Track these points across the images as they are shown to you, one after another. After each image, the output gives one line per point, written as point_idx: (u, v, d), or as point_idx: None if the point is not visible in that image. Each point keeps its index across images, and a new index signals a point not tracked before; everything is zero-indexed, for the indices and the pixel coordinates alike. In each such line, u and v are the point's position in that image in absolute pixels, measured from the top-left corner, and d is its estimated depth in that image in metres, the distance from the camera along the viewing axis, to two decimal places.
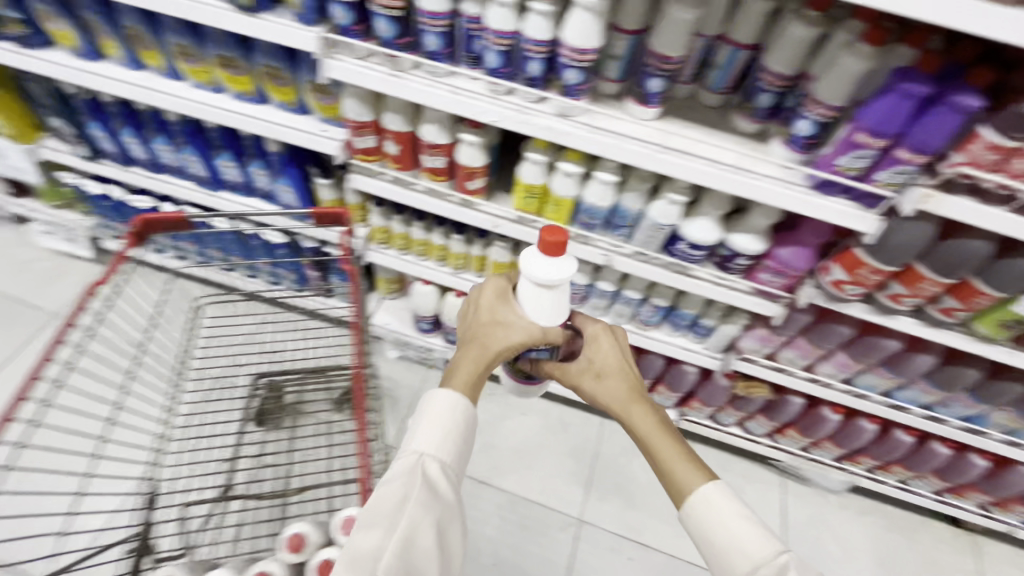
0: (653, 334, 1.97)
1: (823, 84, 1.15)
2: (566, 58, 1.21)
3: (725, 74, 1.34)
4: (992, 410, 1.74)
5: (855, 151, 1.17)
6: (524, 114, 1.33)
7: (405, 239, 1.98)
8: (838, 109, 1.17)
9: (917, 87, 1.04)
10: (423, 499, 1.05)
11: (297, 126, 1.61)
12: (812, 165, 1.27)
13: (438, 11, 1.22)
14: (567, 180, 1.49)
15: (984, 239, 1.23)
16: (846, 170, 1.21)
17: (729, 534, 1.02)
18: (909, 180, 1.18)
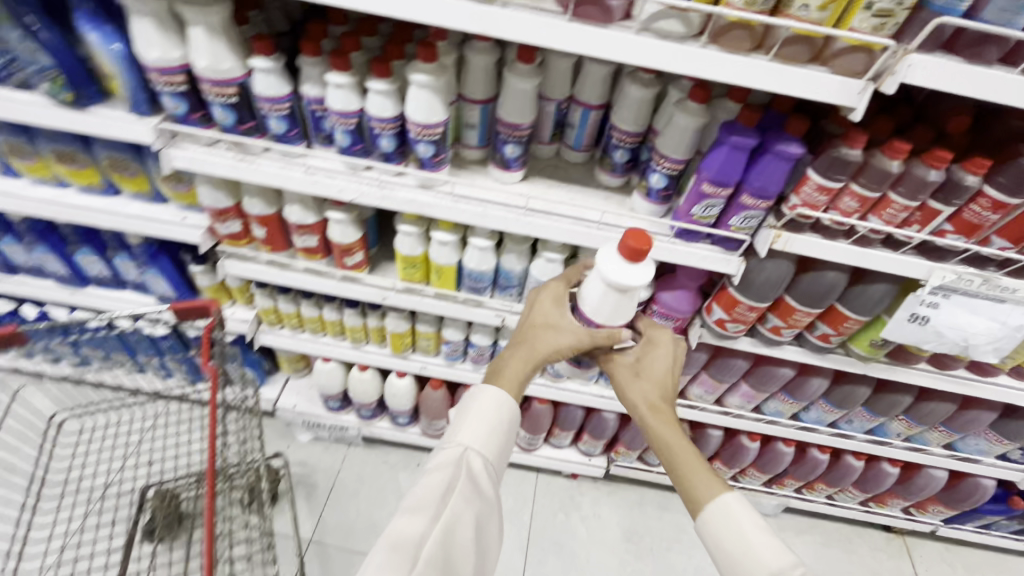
0: (566, 386, 1.94)
1: (664, 141, 1.19)
2: (414, 132, 1.18)
3: (581, 133, 1.38)
4: (890, 420, 1.79)
5: (704, 201, 1.21)
6: (385, 188, 1.29)
7: (298, 318, 1.88)
8: (683, 163, 1.21)
9: (744, 141, 1.09)
10: (465, 492, 1.11)
11: (148, 218, 1.50)
12: (672, 214, 1.30)
13: (277, 95, 1.18)
14: (444, 248, 1.45)
15: (837, 269, 1.28)
16: (702, 218, 1.25)
17: (742, 543, 1.00)
18: (757, 222, 1.23)
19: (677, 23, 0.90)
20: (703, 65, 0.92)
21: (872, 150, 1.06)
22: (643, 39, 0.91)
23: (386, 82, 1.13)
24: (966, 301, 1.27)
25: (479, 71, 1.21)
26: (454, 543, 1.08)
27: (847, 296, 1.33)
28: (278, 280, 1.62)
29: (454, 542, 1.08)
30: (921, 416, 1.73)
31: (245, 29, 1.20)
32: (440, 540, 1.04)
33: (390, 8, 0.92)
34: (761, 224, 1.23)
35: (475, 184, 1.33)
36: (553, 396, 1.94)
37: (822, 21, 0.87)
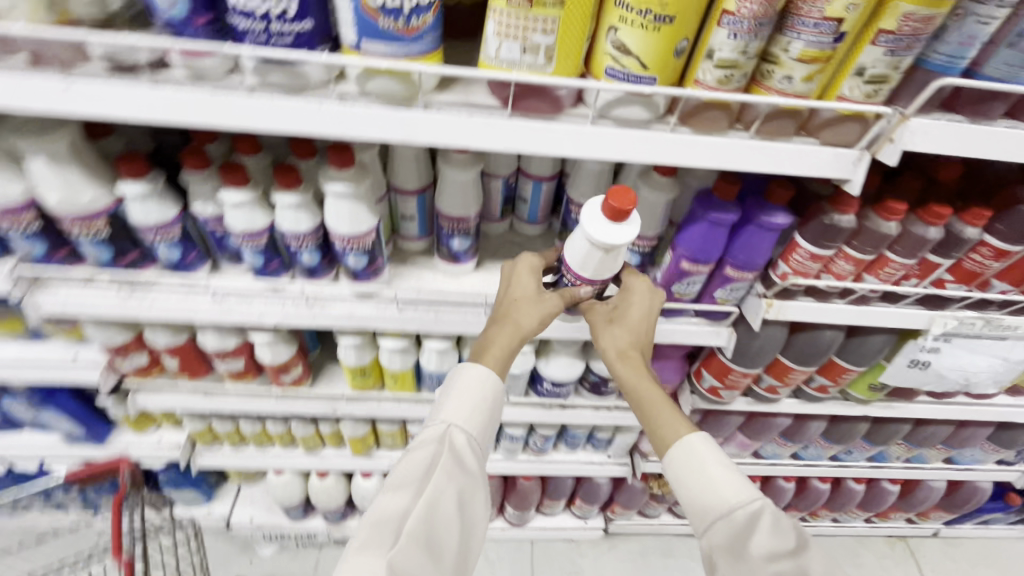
0: (552, 459, 1.77)
1: None
2: (341, 244, 0.99)
3: (534, 207, 1.22)
4: (891, 446, 1.71)
5: (685, 278, 1.06)
6: (315, 305, 1.09)
7: (239, 434, 1.63)
8: (655, 238, 1.06)
9: (724, 215, 0.95)
10: (444, 473, 0.97)
11: (29, 364, 1.23)
12: (648, 290, 1.16)
13: (161, 220, 0.95)
14: (395, 353, 1.25)
15: (833, 327, 1.17)
16: (683, 295, 1.10)
17: (705, 484, 0.98)
18: (745, 292, 1.09)
19: (641, 108, 0.74)
20: (676, 152, 0.78)
21: (865, 211, 0.94)
22: (603, 130, 0.75)
23: (296, 194, 0.93)
24: (967, 342, 1.18)
25: (407, 161, 1.02)
26: (440, 530, 0.95)
27: (844, 350, 1.22)
28: (205, 407, 1.38)
29: (440, 531, 0.95)
30: (922, 440, 1.66)
31: (109, 143, 0.96)
32: (422, 522, 0.93)
33: (284, 123, 0.73)
34: (748, 293, 1.10)
35: (421, 283, 1.14)
36: (539, 472, 1.76)
37: (809, 92, 0.73)
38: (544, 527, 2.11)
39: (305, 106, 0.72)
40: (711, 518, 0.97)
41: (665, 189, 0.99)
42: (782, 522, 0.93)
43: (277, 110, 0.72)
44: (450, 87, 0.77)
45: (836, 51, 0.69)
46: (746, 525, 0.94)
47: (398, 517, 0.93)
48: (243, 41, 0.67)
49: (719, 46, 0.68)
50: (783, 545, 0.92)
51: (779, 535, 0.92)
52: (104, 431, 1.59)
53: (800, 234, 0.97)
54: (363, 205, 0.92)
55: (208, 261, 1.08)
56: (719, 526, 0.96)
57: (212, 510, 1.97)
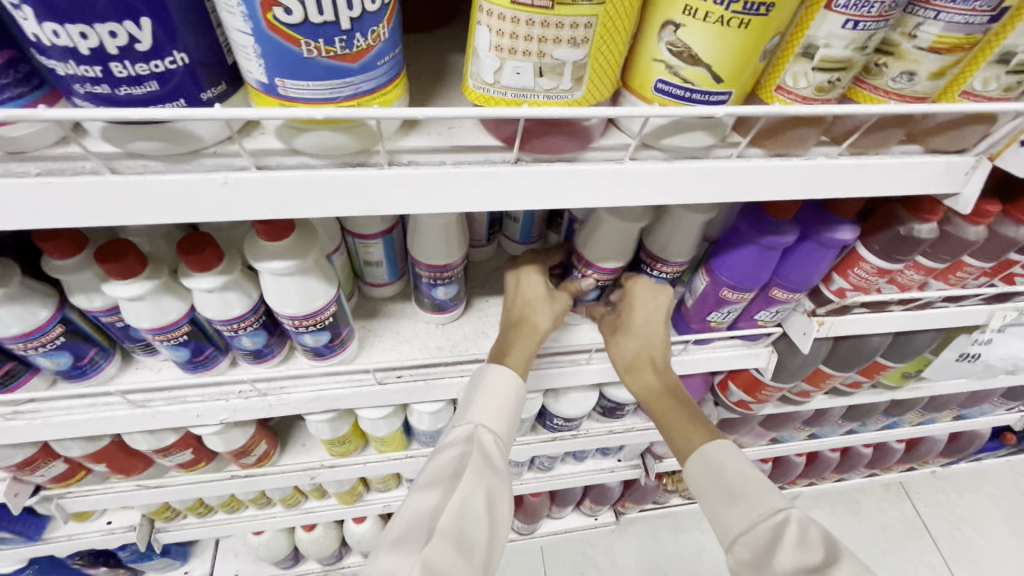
0: (560, 474, 1.63)
1: (657, 241, 0.84)
2: (291, 323, 0.74)
3: (527, 226, 0.99)
4: (907, 415, 1.66)
5: (724, 307, 0.88)
6: (270, 391, 0.85)
7: (203, 504, 1.41)
8: (685, 261, 0.87)
9: (779, 237, 0.75)
10: (478, 470, 0.74)
11: None
12: (675, 315, 0.97)
13: (29, 329, 0.68)
14: (378, 419, 1.04)
15: (882, 332, 1.02)
16: (719, 321, 0.93)
17: (723, 486, 0.76)
18: (789, 312, 0.92)
19: (704, 134, 0.52)
20: (747, 185, 0.56)
21: (947, 214, 0.76)
22: (650, 169, 0.53)
23: (217, 275, 0.67)
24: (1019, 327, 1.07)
25: None
26: (471, 550, 0.69)
27: (888, 351, 1.09)
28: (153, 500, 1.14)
29: (469, 550, 0.69)
30: (939, 407, 1.60)
31: None
32: (451, 525, 0.69)
33: (177, 208, 0.47)
34: (792, 311, 0.93)
35: (401, 342, 0.91)
36: (548, 490, 1.63)
37: (932, 92, 0.52)
38: (553, 528, 2.02)
39: (206, 181, 0.46)
40: (731, 532, 0.75)
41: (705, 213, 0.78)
42: (813, 531, 0.70)
43: (162, 192, 0.46)
44: (423, 122, 0.53)
45: (983, 34, 0.48)
46: (773, 539, 0.71)
47: (419, 529, 0.68)
48: (76, 94, 0.40)
49: (825, 40, 0.46)
50: (817, 566, 0.67)
51: (812, 548, 0.68)
52: (35, 525, 1.29)
53: (867, 246, 0.79)
54: (315, 277, 0.68)
55: (116, 355, 0.81)
56: (739, 541, 0.74)
57: (190, 571, 1.76)
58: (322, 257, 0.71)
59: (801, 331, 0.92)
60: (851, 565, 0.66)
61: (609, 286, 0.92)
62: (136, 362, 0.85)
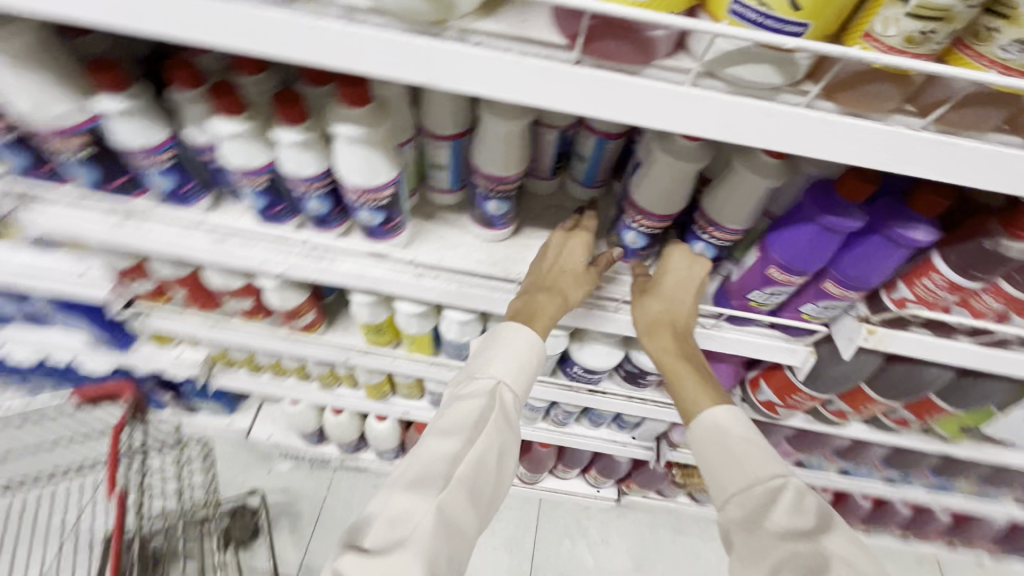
0: (571, 432, 1.67)
1: (718, 202, 0.81)
2: (354, 198, 0.82)
3: (593, 168, 0.99)
4: (961, 481, 1.51)
5: (769, 288, 0.85)
6: (324, 259, 0.94)
7: (254, 362, 1.61)
8: (740, 231, 0.84)
9: (843, 221, 0.71)
10: (497, 428, 0.80)
11: (36, 276, 1.14)
12: (717, 288, 0.95)
13: (149, 145, 0.80)
14: (412, 315, 1.12)
15: (942, 365, 0.94)
16: (761, 303, 0.90)
17: (728, 452, 0.79)
18: (840, 312, 0.87)
19: (773, 70, 0.51)
20: (809, 139, 0.54)
21: None
22: (706, 93, 0.53)
23: (301, 131, 0.75)
24: None
25: (443, 95, 0.81)
26: (481, 492, 0.78)
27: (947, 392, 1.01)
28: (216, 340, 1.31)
29: (480, 489, 0.78)
30: (1001, 481, 1.45)
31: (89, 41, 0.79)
32: (466, 475, 0.76)
33: (274, 43, 0.54)
34: (844, 313, 0.88)
35: (446, 248, 0.97)
36: (556, 443, 1.67)
37: None
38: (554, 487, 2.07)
39: (300, 21, 0.52)
40: (725, 490, 0.78)
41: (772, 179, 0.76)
42: (811, 500, 0.73)
43: (264, 23, 0.52)
44: (500, 11, 0.56)
45: None
46: (770, 501, 0.74)
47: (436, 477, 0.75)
48: None
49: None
50: (808, 529, 0.71)
51: (806, 512, 0.72)
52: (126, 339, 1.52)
53: (943, 255, 0.73)
54: (381, 151, 0.74)
55: (209, 193, 0.94)
56: (732, 501, 0.77)
57: (233, 422, 2.00)
58: (391, 138, 0.77)
59: (846, 335, 0.87)
60: (841, 536, 0.71)
61: (657, 238, 0.91)
62: (224, 205, 0.97)
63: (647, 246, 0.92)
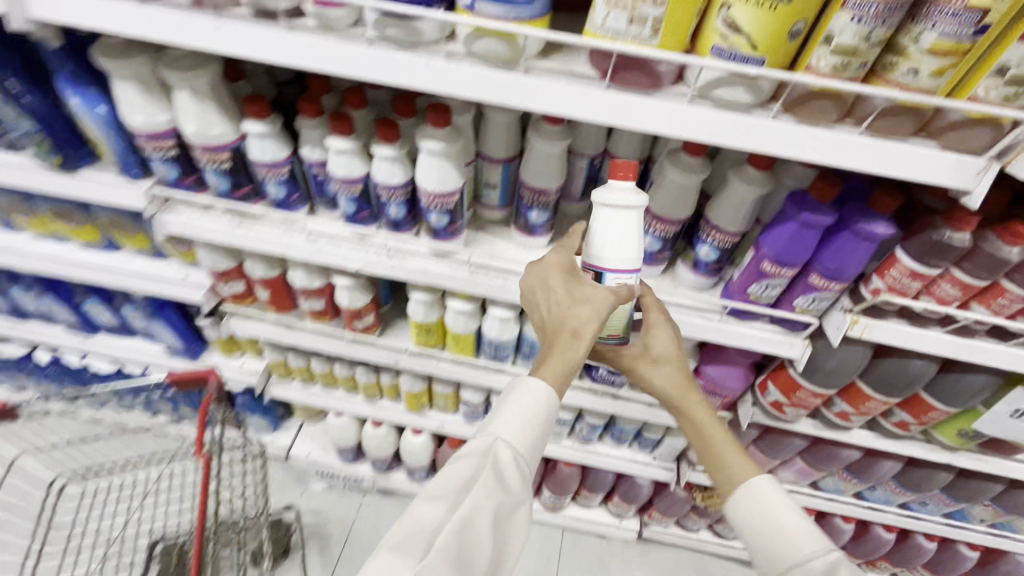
0: (590, 451, 0.96)
1: (136, 117, 0.52)
2: (208, 162, 0.56)
3: (187, 169, 0.58)
4: (923, 515, 0.87)
5: (389, 191, 0.56)
6: (204, 228, 0.62)
7: (343, 380, 0.94)
8: (285, 146, 0.56)
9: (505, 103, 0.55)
10: (485, 494, 0.46)
11: (142, 281, 0.75)
12: (364, 220, 0.61)
13: (148, 132, 0.53)
14: (427, 315, 0.71)
15: (867, 244, 0.49)
16: (395, 204, 0.57)
17: (770, 529, 0.48)
18: (460, 221, 0.58)
19: None
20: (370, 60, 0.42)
21: (935, 240, 0.46)
22: (204, 21, 0.42)
23: (26, 153, 0.63)
24: None
25: (82, 122, 0.56)
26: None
27: (932, 390, 0.61)
28: (234, 358, 0.96)
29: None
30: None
31: (34, 195, 0.72)
32: (453, 543, 0.44)
33: (315, 62, 0.42)
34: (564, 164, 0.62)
35: (200, 211, 0.63)
36: (577, 454, 0.96)
37: None
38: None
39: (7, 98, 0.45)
40: (770, 566, 0.47)
41: (241, 121, 0.54)
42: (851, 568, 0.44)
43: None
44: None
45: None
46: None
47: (429, 526, 0.45)
48: (106, 55, 0.49)
49: None
50: None
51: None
52: (180, 322, 0.89)
53: (900, 246, 0.49)
54: (144, 62, 0.50)
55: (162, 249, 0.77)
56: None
57: None
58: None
59: (831, 324, 0.56)
60: None
61: (237, 173, 0.58)
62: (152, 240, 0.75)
63: (192, 176, 0.59)
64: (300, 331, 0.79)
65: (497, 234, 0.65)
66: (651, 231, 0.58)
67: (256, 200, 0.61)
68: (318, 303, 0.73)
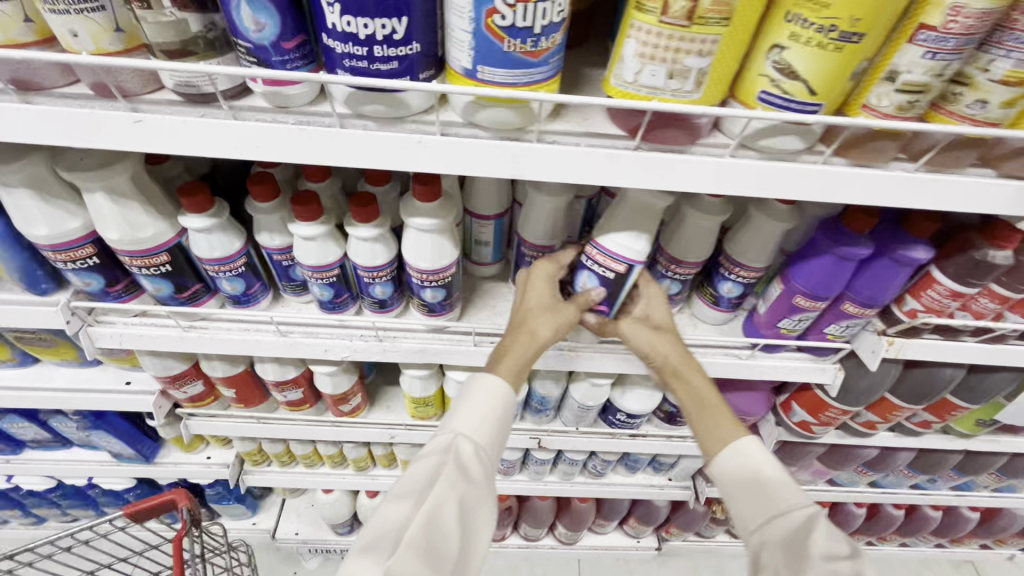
0: (604, 484, 0.92)
1: (38, 230, 0.41)
2: (141, 269, 0.45)
3: (115, 277, 0.47)
4: (934, 493, 0.89)
5: (371, 272, 0.48)
6: (149, 339, 0.51)
7: (329, 457, 0.84)
8: (237, 237, 0.46)
9: None
10: (449, 488, 0.39)
11: (73, 399, 0.63)
12: (343, 303, 0.52)
13: (56, 245, 0.42)
14: (425, 388, 0.63)
15: (905, 269, 0.46)
16: (380, 284, 0.49)
17: (750, 483, 0.43)
18: (456, 292, 0.51)
19: None
20: (344, 144, 0.33)
21: (977, 258, 0.44)
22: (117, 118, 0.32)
23: None
24: None
25: None
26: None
27: (957, 391, 0.60)
28: (198, 452, 0.84)
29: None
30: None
31: None
32: (419, 543, 0.37)
33: (275, 153, 0.33)
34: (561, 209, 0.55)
35: (138, 318, 0.52)
36: (592, 490, 0.91)
37: None
38: (520, 560, 1.11)
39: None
40: (750, 522, 0.42)
41: (178, 216, 0.44)
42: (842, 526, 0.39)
43: None
44: None
45: None
46: (798, 530, 0.40)
47: (393, 528, 0.38)
48: None
49: None
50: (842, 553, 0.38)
51: (837, 541, 0.39)
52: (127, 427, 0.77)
53: (936, 267, 0.46)
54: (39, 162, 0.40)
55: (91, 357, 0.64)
56: (767, 540, 0.41)
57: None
58: None
59: (864, 347, 0.53)
60: None
61: (179, 275, 0.47)
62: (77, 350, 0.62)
63: (121, 283, 0.49)
64: (276, 423, 0.69)
65: (495, 293, 0.58)
66: (667, 273, 0.53)
67: (206, 298, 0.51)
68: (296, 393, 0.63)
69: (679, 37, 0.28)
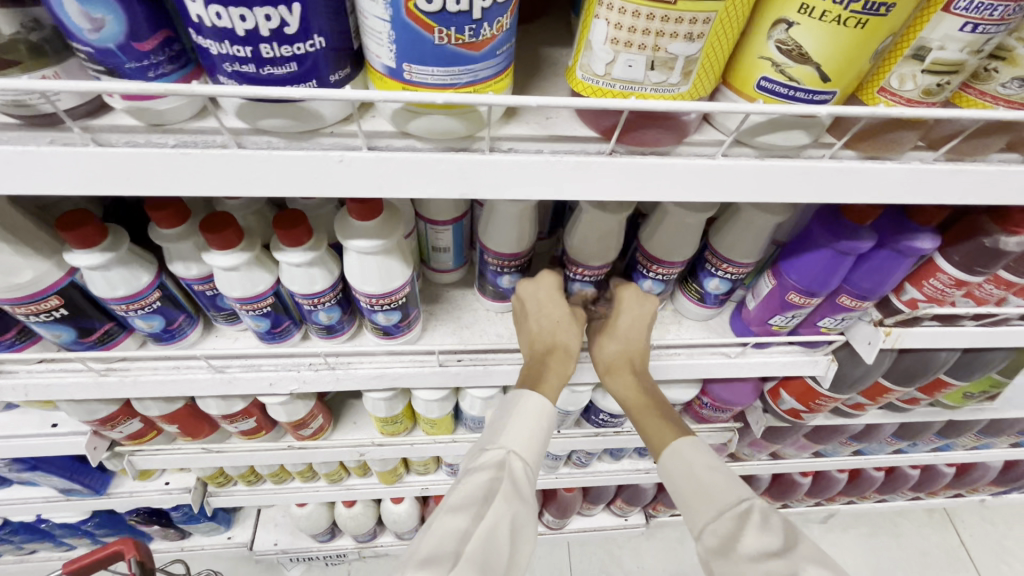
0: (590, 473, 0.89)
1: None
2: (28, 317, 0.37)
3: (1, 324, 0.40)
4: (913, 456, 0.90)
5: (310, 298, 0.41)
6: (59, 389, 0.44)
7: (298, 473, 0.79)
8: (144, 268, 0.39)
9: None
10: (505, 503, 0.37)
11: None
12: (284, 332, 0.45)
13: None
14: (392, 407, 0.58)
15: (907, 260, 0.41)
16: (324, 310, 0.43)
17: (688, 486, 0.39)
18: (413, 312, 0.45)
19: None
20: (244, 168, 0.26)
21: (988, 246, 0.39)
22: None
23: None
24: None
25: None
26: None
27: (948, 370, 0.58)
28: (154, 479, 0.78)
29: None
30: (1008, 429, 0.84)
31: None
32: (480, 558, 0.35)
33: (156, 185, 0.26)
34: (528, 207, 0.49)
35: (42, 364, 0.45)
36: (578, 480, 0.88)
37: None
38: None
39: None
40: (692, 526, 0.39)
41: (63, 251, 0.36)
42: (777, 518, 0.37)
43: None
44: None
45: None
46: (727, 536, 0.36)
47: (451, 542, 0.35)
48: None
49: None
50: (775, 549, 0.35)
51: (770, 535, 0.36)
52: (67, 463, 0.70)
53: (941, 254, 0.42)
54: None
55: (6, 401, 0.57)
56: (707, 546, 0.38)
57: None
58: None
59: (859, 338, 0.49)
60: None
61: (81, 317, 0.40)
62: None
63: (10, 331, 0.41)
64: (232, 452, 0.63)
65: (459, 302, 0.52)
66: (648, 273, 0.48)
67: (121, 338, 0.44)
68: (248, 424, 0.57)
69: (660, 16, 0.22)
